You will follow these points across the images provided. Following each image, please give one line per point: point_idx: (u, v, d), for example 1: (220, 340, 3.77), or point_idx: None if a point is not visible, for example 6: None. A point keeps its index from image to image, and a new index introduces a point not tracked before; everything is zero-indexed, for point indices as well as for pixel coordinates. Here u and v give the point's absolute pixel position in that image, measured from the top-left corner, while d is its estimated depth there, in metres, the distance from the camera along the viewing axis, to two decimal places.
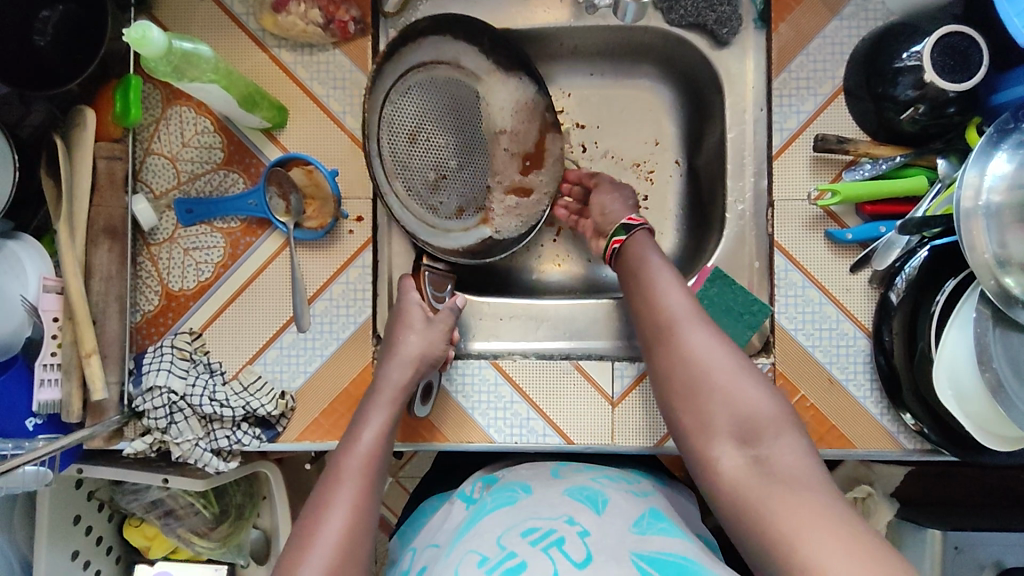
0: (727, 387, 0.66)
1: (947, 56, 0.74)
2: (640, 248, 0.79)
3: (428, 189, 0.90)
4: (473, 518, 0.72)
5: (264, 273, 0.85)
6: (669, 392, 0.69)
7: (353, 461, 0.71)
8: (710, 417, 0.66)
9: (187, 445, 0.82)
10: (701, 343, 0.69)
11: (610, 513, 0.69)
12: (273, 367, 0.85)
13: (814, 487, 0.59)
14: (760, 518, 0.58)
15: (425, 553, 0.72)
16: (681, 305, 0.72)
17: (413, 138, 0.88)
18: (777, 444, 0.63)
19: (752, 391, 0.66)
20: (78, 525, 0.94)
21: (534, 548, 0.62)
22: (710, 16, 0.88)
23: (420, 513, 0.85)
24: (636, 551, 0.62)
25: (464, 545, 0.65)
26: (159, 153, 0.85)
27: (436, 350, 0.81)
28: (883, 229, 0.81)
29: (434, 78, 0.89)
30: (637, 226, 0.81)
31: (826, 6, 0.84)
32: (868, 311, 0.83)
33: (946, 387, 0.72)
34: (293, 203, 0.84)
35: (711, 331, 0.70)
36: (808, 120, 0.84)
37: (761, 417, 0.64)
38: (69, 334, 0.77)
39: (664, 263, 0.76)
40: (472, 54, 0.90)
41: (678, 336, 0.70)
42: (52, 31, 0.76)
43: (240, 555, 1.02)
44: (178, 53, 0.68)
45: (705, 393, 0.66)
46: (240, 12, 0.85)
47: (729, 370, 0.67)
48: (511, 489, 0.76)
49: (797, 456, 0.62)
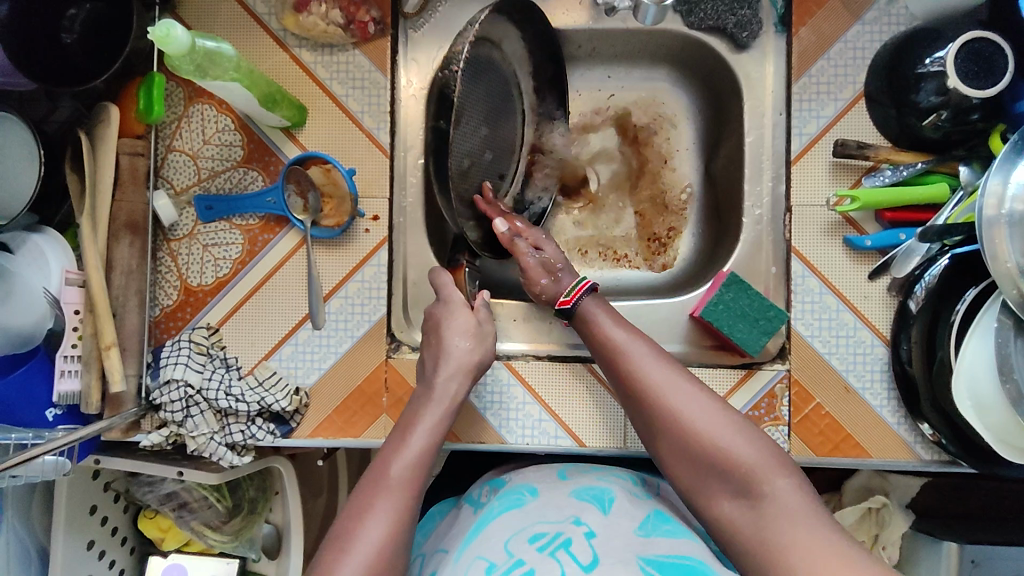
0: (712, 436, 0.67)
1: (971, 62, 0.73)
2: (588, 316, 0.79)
3: (461, 176, 0.80)
4: (482, 522, 0.72)
5: (282, 269, 0.86)
6: (662, 447, 0.70)
7: (402, 470, 0.69)
8: (703, 477, 0.67)
9: (202, 439, 0.83)
10: (680, 398, 0.69)
11: (616, 514, 0.69)
12: (288, 364, 0.86)
13: (824, 518, 0.60)
14: (780, 556, 0.58)
15: (435, 559, 0.71)
16: (653, 359, 0.73)
17: (461, 119, 0.77)
18: (789, 482, 0.63)
19: (736, 434, 0.66)
20: (94, 516, 0.95)
21: (541, 554, 0.62)
22: (731, 19, 0.87)
23: (426, 517, 0.85)
24: (642, 555, 0.62)
25: (473, 550, 0.65)
26: (180, 150, 0.86)
27: (490, 356, 0.82)
28: (903, 236, 0.80)
29: (477, 56, 0.79)
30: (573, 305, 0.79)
31: (848, 10, 0.83)
32: (886, 319, 0.82)
33: (964, 397, 0.71)
34: (311, 201, 0.86)
35: (688, 381, 0.71)
36: (828, 125, 0.83)
37: (747, 459, 0.65)
38: (89, 327, 0.78)
39: (620, 321, 0.77)
40: (513, 38, 0.85)
41: (657, 393, 0.70)
42: (79, 28, 0.77)
43: (253, 549, 1.04)
44: (201, 52, 0.69)
45: (692, 444, 0.67)
46: (263, 12, 0.86)
47: (712, 416, 0.68)
48: (518, 492, 0.75)
49: (802, 492, 0.62)
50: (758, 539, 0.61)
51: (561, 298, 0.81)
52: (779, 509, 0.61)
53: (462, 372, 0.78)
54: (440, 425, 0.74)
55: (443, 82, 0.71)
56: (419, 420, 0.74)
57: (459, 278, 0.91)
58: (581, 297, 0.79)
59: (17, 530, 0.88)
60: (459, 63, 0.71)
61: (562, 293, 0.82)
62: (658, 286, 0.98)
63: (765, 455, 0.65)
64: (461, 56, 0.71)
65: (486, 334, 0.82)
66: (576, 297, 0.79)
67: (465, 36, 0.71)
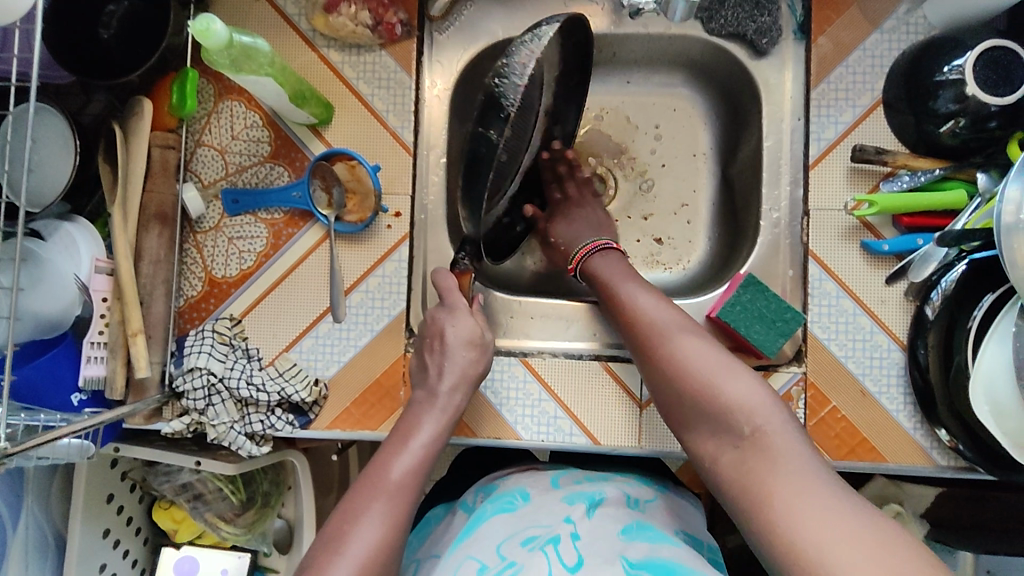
0: (700, 376, 0.68)
1: (989, 70, 0.74)
2: (598, 270, 0.84)
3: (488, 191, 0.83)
4: (471, 525, 0.73)
5: (305, 263, 0.88)
6: (658, 389, 0.72)
7: (396, 476, 0.70)
8: (692, 416, 0.68)
9: (222, 428, 0.85)
10: (678, 342, 0.71)
11: (601, 517, 0.71)
12: (308, 356, 0.87)
13: (816, 470, 0.59)
14: (760, 501, 0.59)
15: (427, 564, 0.73)
16: (655, 308, 0.75)
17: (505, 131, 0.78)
18: (775, 422, 0.63)
19: (728, 376, 0.67)
20: (110, 505, 0.96)
21: (530, 551, 0.64)
22: (751, 26, 0.89)
23: (424, 522, 0.86)
24: (626, 556, 0.63)
25: (463, 550, 0.66)
26: (209, 145, 0.88)
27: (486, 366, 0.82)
28: (920, 242, 0.81)
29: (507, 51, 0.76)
30: (582, 256, 0.86)
31: (867, 19, 0.85)
32: (904, 324, 0.82)
33: (981, 401, 0.72)
34: (336, 197, 0.87)
35: (687, 329, 0.72)
36: (846, 131, 0.84)
37: (731, 397, 0.65)
38: (116, 314, 0.80)
39: (626, 276, 0.81)
40: (556, 45, 0.81)
41: (655, 337, 0.73)
42: (117, 24, 0.81)
43: (265, 542, 1.05)
44: (238, 47, 0.71)
45: (681, 384, 0.69)
46: (292, 13, 0.89)
47: (703, 358, 0.69)
48: (511, 495, 0.76)
49: (789, 436, 0.62)
50: (744, 487, 0.61)
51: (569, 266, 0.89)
52: (764, 455, 0.61)
53: (463, 379, 0.80)
54: (438, 430, 0.76)
55: (495, 89, 0.76)
56: (418, 426, 0.76)
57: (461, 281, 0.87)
58: (586, 255, 0.86)
59: (36, 515, 0.90)
60: (522, 74, 0.76)
61: (571, 260, 0.89)
62: (677, 288, 0.98)
63: (751, 395, 0.65)
64: (526, 70, 0.76)
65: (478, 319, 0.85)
66: (582, 255, 0.86)
67: (530, 51, 0.75)
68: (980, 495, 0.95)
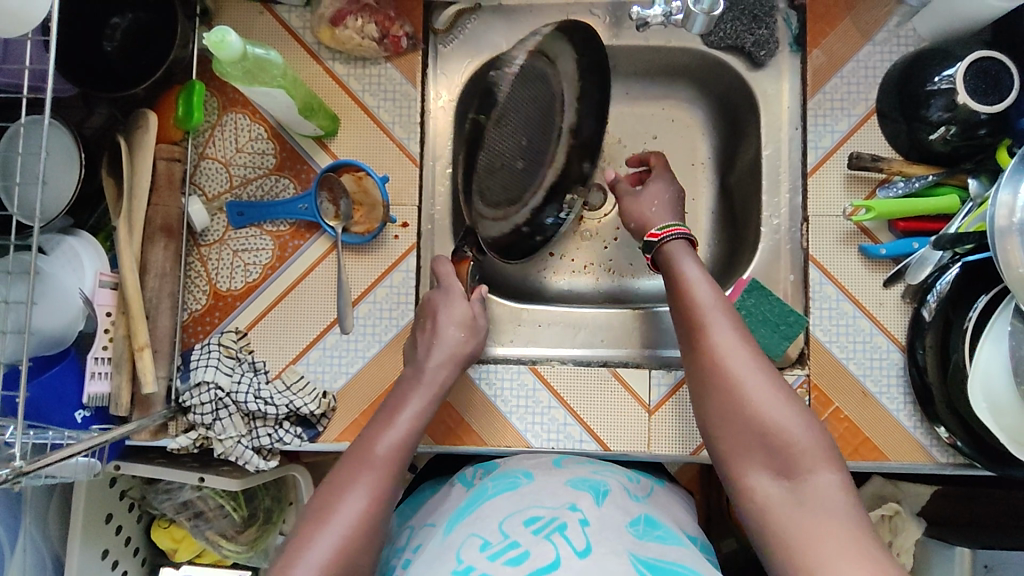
0: (769, 406, 0.65)
1: (979, 79, 0.77)
2: (673, 260, 0.77)
3: (488, 178, 0.88)
4: (473, 500, 0.74)
5: (311, 274, 0.87)
6: (706, 407, 0.68)
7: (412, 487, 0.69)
8: (743, 443, 0.65)
9: (229, 442, 0.84)
10: (747, 368, 0.67)
11: (609, 505, 0.71)
12: (315, 368, 0.86)
13: (857, 521, 0.58)
14: (789, 542, 0.58)
15: (422, 531, 0.74)
16: (729, 323, 0.70)
17: (497, 121, 0.85)
18: (829, 473, 0.62)
19: (786, 412, 0.65)
20: (109, 524, 0.94)
21: (537, 536, 0.63)
22: (749, 38, 0.92)
23: (420, 495, 0.88)
24: (635, 552, 0.63)
25: (464, 529, 0.67)
26: (213, 157, 0.88)
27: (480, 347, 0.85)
28: (916, 245, 0.83)
29: (525, 68, 0.84)
30: (661, 239, 0.79)
31: (860, 33, 0.88)
32: (902, 326, 0.85)
33: (980, 400, 0.74)
34: (343, 208, 0.87)
35: (754, 354, 0.68)
36: (842, 139, 0.87)
37: (793, 443, 0.63)
38: (121, 328, 0.79)
39: (701, 277, 0.74)
40: (565, 56, 0.88)
41: (720, 352, 0.68)
42: (120, 37, 0.82)
43: (266, 559, 1.03)
44: (251, 59, 0.71)
45: (746, 408, 0.65)
46: (297, 26, 0.89)
47: (769, 391, 0.66)
48: (513, 476, 0.77)
49: (846, 487, 0.61)
50: (783, 522, 0.60)
51: (651, 230, 0.81)
52: (815, 498, 0.60)
53: None
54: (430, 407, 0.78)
55: None
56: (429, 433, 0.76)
57: (460, 271, 0.92)
58: (673, 237, 0.79)
59: (34, 537, 0.87)
60: None
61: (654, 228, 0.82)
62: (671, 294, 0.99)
63: (810, 441, 0.63)
64: None
65: (477, 327, 0.85)
66: (667, 234, 0.79)
67: None
68: (970, 492, 1.00)
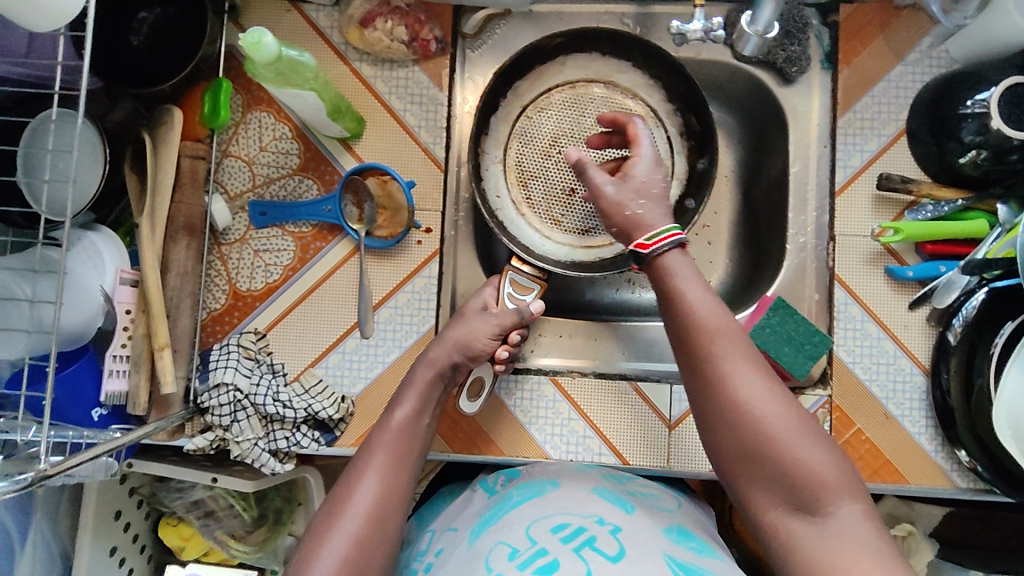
0: (782, 434, 0.60)
1: (1013, 105, 0.76)
2: (675, 271, 0.70)
3: (556, 201, 0.95)
4: (499, 507, 0.73)
5: (332, 277, 0.87)
6: (716, 437, 0.64)
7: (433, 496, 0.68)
8: (759, 474, 0.61)
9: (246, 445, 0.83)
10: (757, 394, 0.62)
11: (638, 515, 0.70)
12: (334, 372, 0.86)
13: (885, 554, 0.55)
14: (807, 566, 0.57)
15: (444, 536, 0.74)
16: (737, 348, 0.65)
17: (549, 148, 0.94)
18: (851, 501, 0.58)
19: (802, 441, 0.60)
20: (118, 521, 0.93)
21: (565, 546, 0.62)
22: (781, 54, 0.91)
23: (437, 501, 0.88)
24: (669, 553, 0.63)
25: (492, 536, 0.66)
26: (236, 155, 0.87)
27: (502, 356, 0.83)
28: (943, 269, 0.83)
29: (569, 95, 0.95)
30: (654, 250, 0.72)
31: (893, 52, 0.87)
32: (925, 349, 0.84)
33: (1004, 425, 0.73)
34: (367, 210, 0.86)
35: (764, 379, 0.64)
36: (872, 158, 0.87)
37: (812, 473, 0.59)
38: (140, 327, 0.79)
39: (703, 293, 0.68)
40: (628, 72, 0.95)
41: (728, 381, 0.63)
42: (146, 31, 0.81)
43: (275, 561, 1.03)
44: (285, 61, 0.70)
45: (758, 438, 0.61)
46: (325, 25, 0.88)
47: (784, 419, 0.61)
48: (537, 483, 0.76)
49: (869, 518, 0.57)
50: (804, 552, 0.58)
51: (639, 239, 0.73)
52: (839, 529, 0.57)
53: None
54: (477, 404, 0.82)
55: None
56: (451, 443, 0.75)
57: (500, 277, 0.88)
58: (665, 247, 0.71)
59: (44, 533, 0.86)
60: None
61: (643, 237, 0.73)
62: None
63: (830, 469, 0.59)
64: None
65: None
66: (659, 244, 0.71)
67: None
68: (985, 514, 0.98)
